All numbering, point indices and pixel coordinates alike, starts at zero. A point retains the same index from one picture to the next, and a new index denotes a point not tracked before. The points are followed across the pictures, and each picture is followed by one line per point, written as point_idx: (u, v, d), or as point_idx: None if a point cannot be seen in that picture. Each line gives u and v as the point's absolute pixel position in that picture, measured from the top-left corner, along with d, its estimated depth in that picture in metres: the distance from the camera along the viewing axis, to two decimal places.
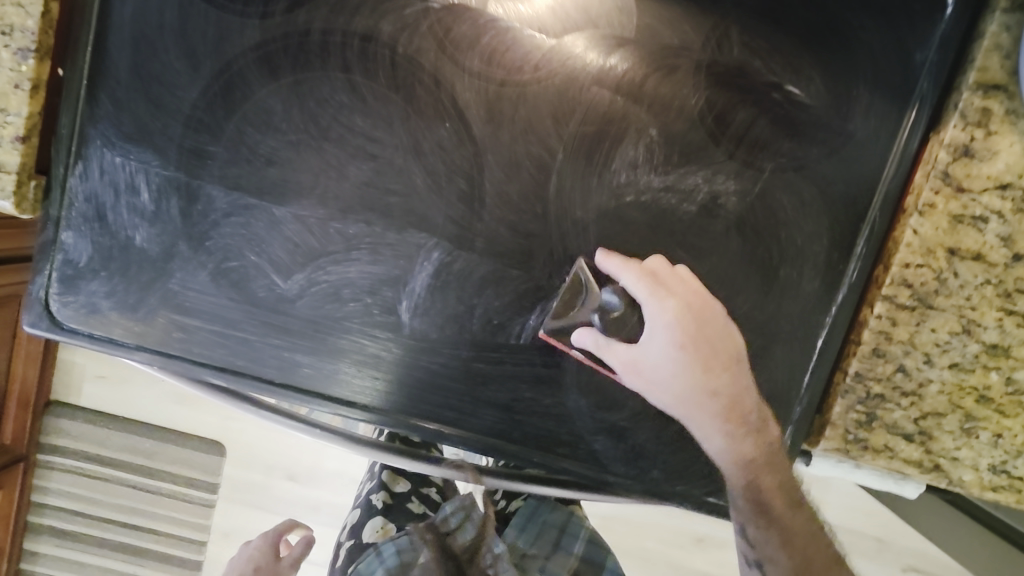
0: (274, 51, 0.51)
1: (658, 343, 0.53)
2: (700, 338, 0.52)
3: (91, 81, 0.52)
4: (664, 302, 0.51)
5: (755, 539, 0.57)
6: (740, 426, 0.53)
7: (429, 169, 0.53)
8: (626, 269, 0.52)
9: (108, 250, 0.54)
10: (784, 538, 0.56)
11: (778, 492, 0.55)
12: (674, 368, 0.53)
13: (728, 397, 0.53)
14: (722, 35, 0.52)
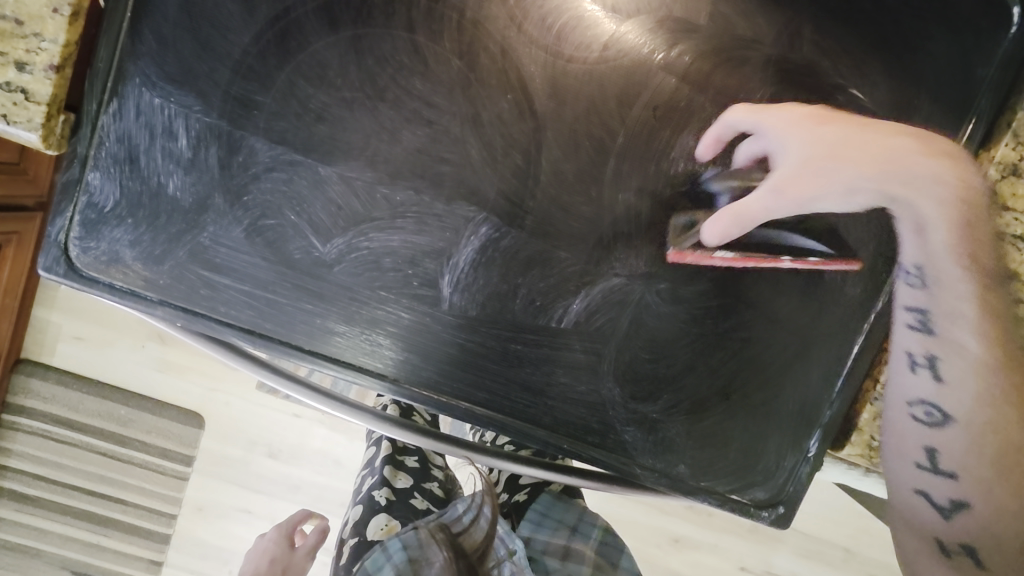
0: (337, 3, 0.49)
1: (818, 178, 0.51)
2: (919, 190, 0.50)
3: (135, 15, 0.48)
4: (821, 157, 0.51)
5: (959, 444, 0.48)
6: (926, 205, 0.50)
7: (486, 141, 0.52)
8: (802, 145, 0.51)
9: (136, 196, 0.51)
10: (998, 453, 0.47)
11: (1014, 411, 0.46)
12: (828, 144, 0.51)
13: (971, 227, 0.49)
14: (793, 32, 0.52)
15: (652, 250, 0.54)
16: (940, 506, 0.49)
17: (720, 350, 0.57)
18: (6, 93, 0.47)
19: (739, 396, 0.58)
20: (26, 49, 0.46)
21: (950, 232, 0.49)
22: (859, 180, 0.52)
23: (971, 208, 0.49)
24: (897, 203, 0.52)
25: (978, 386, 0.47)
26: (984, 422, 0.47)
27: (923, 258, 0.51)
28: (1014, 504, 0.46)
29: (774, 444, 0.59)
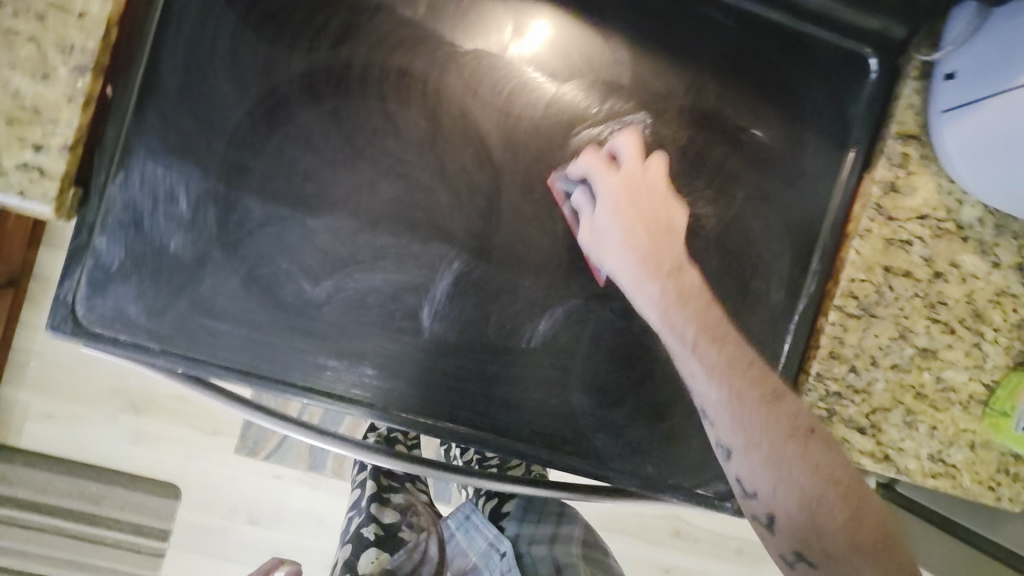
0: (318, 80, 0.58)
1: (624, 226, 0.58)
2: (669, 246, 0.58)
3: (141, 99, 0.56)
4: (620, 195, 0.58)
5: (748, 470, 0.55)
6: (644, 239, 0.58)
7: (453, 189, 0.60)
8: (613, 180, 0.59)
9: (140, 256, 0.57)
10: (773, 462, 0.53)
11: (764, 436, 0.53)
12: (614, 192, 0.59)
13: (680, 295, 0.57)
14: (700, 86, 0.63)
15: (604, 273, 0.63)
16: (762, 519, 0.55)
17: (673, 357, 0.65)
18: (23, 172, 0.53)
19: (694, 396, 0.65)
20: (43, 133, 0.53)
21: (676, 304, 0.56)
22: (634, 244, 0.58)
23: (683, 267, 0.58)
24: (666, 255, 0.58)
25: (735, 426, 0.54)
26: (751, 445, 0.54)
27: (667, 330, 0.56)
28: (800, 501, 0.52)
29: None
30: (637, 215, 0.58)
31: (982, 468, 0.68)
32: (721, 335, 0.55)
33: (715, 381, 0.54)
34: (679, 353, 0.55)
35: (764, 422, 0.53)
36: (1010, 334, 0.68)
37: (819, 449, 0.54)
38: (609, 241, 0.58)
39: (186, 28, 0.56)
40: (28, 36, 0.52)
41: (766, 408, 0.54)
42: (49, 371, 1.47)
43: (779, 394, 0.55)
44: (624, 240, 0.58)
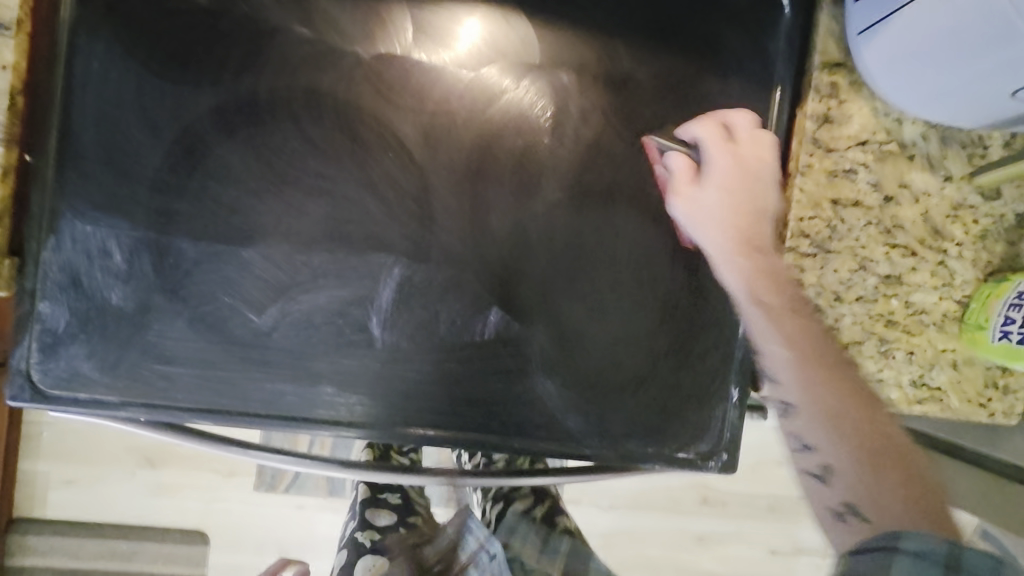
0: (228, 112, 0.58)
1: (813, 378, 0.56)
2: (844, 379, 0.57)
3: (58, 162, 0.56)
4: (762, 269, 0.59)
5: (851, 489, 0.54)
6: (814, 380, 0.56)
7: (381, 197, 0.60)
8: (783, 317, 0.58)
9: (84, 314, 0.57)
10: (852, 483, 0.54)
11: (903, 509, 0.51)
12: (779, 339, 0.58)
13: (830, 412, 0.56)
14: (612, 51, 0.62)
15: (547, 254, 0.62)
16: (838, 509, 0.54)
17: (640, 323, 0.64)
18: None
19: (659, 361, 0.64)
20: None
21: (832, 418, 0.55)
22: (814, 393, 0.56)
23: (838, 367, 0.58)
24: (777, 388, 0.58)
25: (861, 483, 0.53)
26: (843, 467, 0.55)
27: (808, 402, 0.56)
28: (875, 505, 0.52)
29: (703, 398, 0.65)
30: (784, 355, 0.58)
31: (969, 386, 0.67)
32: (881, 454, 0.54)
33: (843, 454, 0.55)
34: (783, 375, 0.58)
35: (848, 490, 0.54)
36: (975, 247, 0.66)
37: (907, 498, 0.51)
38: (786, 357, 0.58)
39: (91, 83, 0.56)
40: None
41: (861, 410, 0.55)
42: (64, 439, 1.55)
43: (902, 453, 0.54)
44: (805, 365, 0.57)
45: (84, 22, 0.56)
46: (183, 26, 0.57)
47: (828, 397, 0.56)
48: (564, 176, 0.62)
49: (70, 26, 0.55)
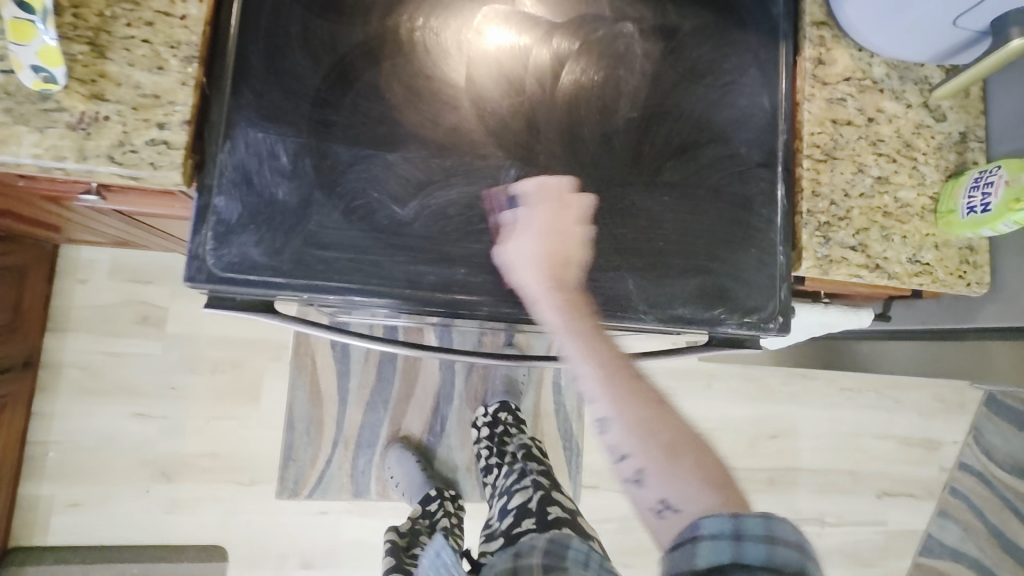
0: (374, 46, 0.71)
1: (535, 264, 0.71)
2: (575, 303, 0.71)
3: (235, 82, 0.67)
4: (556, 222, 0.73)
5: (633, 443, 0.65)
6: (591, 360, 0.68)
7: (496, 114, 0.74)
8: (538, 211, 0.73)
9: (255, 207, 0.66)
10: (703, 483, 0.63)
11: (703, 488, 0.63)
12: (537, 234, 0.72)
13: (604, 366, 0.68)
14: (663, 8, 0.80)
15: (628, 160, 0.77)
16: (655, 505, 0.64)
17: (706, 213, 0.79)
18: (152, 147, 0.63)
19: (721, 245, 0.79)
20: (164, 113, 0.63)
21: (570, 326, 0.69)
22: (557, 319, 0.69)
23: (607, 342, 0.70)
24: (564, 336, 0.69)
25: (670, 474, 0.63)
26: (638, 446, 0.65)
27: (591, 375, 0.67)
28: (698, 488, 0.63)
29: (761, 271, 0.79)
30: (544, 232, 0.72)
31: (949, 261, 0.86)
32: (651, 398, 0.67)
33: (622, 429, 0.66)
34: (619, 411, 0.66)
35: (706, 485, 0.63)
36: (936, 155, 0.87)
37: (728, 487, 0.63)
38: (528, 258, 0.71)
39: (263, 21, 0.69)
40: (141, 40, 0.64)
41: (650, 412, 0.66)
42: (70, 458, 1.49)
43: (681, 448, 0.65)
44: (574, 327, 0.69)
45: None
46: None
47: (599, 354, 0.68)
48: (635, 100, 0.78)
49: None
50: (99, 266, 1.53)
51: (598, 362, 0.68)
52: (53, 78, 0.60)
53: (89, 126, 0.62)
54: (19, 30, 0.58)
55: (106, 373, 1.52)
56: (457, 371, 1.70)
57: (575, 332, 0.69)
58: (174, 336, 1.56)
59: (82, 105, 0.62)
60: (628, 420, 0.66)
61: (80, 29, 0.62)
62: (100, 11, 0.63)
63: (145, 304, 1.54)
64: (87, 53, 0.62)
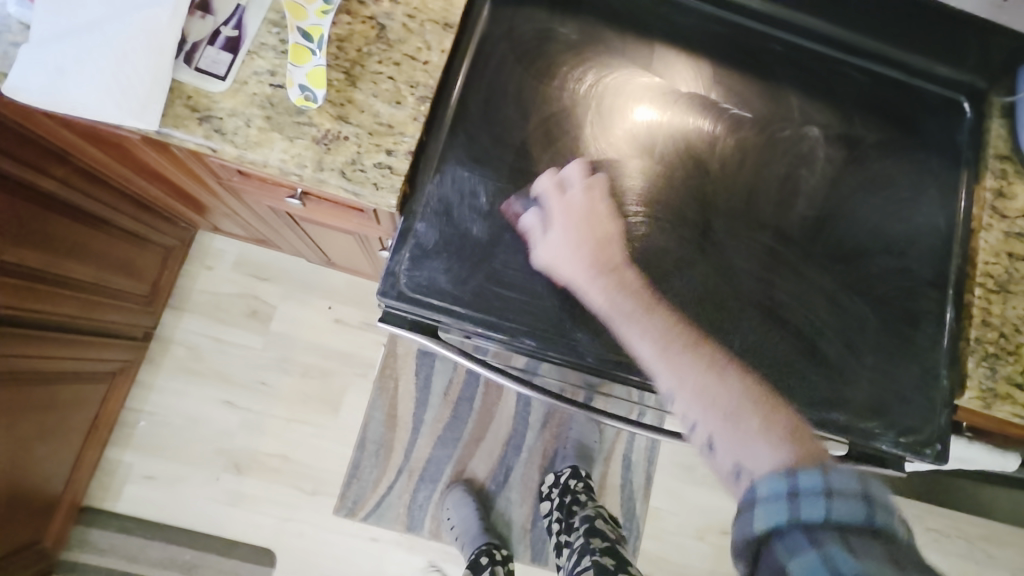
0: (578, 112, 0.77)
1: (576, 238, 0.70)
2: (610, 252, 0.71)
3: (454, 123, 0.74)
4: (580, 206, 0.72)
5: (681, 399, 0.61)
6: (631, 301, 0.67)
7: (679, 189, 0.77)
8: (558, 202, 0.72)
9: (449, 237, 0.71)
10: (710, 404, 0.59)
11: (733, 398, 0.60)
12: (565, 239, 0.71)
13: (664, 335, 0.64)
14: (850, 117, 0.82)
15: (798, 257, 0.78)
16: (704, 448, 0.59)
17: (871, 321, 0.78)
18: (378, 169, 0.69)
19: (882, 357, 0.78)
20: (394, 141, 0.69)
21: (614, 286, 0.69)
22: (614, 300, 0.68)
23: (621, 267, 0.70)
24: (614, 306, 0.68)
25: (676, 379, 0.61)
26: (684, 386, 0.61)
27: (616, 318, 0.67)
28: (727, 419, 0.59)
29: (920, 391, 0.78)
30: (577, 223, 0.71)
31: None
32: (684, 340, 0.64)
33: (660, 363, 0.63)
34: (631, 334, 0.66)
35: (779, 443, 0.57)
36: None
37: (755, 420, 0.58)
38: (569, 253, 0.70)
39: (486, 75, 0.76)
40: (387, 75, 0.71)
41: (712, 376, 0.61)
42: (156, 431, 1.55)
43: (717, 363, 0.63)
44: (626, 313, 0.67)
45: (492, 35, 0.77)
46: (557, 49, 0.79)
47: (654, 330, 0.65)
48: (812, 198, 0.80)
49: (481, 37, 0.77)
50: (226, 257, 1.64)
51: (666, 349, 0.63)
52: (313, 97, 0.68)
53: (330, 142, 0.68)
54: (298, 54, 0.68)
55: (209, 358, 1.60)
56: (530, 425, 1.69)
57: (631, 329, 0.66)
58: (276, 335, 1.63)
59: (328, 123, 0.68)
60: (642, 334, 0.65)
61: (340, 60, 0.70)
62: (359, 47, 0.71)
63: (257, 299, 1.63)
64: (341, 80, 0.70)
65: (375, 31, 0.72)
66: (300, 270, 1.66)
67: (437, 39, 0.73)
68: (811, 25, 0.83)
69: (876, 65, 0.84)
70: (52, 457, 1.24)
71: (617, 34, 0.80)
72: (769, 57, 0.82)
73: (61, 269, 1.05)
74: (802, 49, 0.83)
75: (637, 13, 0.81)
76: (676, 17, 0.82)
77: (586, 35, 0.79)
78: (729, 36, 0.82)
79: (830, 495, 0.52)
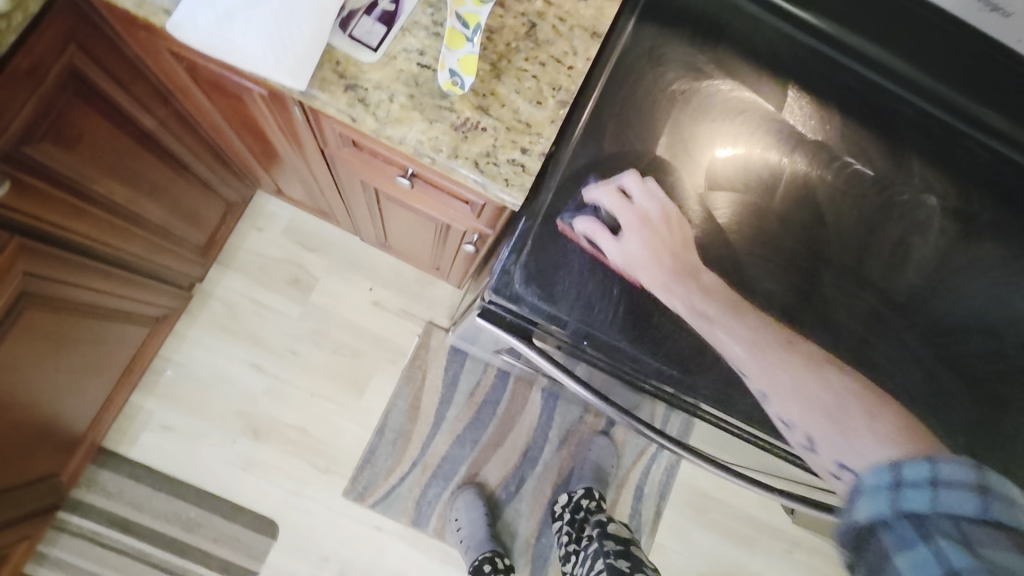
0: (707, 142, 0.77)
1: (789, 373, 0.65)
2: (816, 372, 0.66)
3: (585, 133, 0.74)
4: (743, 330, 0.69)
5: (787, 408, 0.63)
6: (776, 364, 0.65)
7: (793, 235, 0.77)
8: (630, 213, 0.71)
9: (566, 246, 0.72)
10: (807, 398, 0.63)
11: (856, 419, 0.61)
12: (787, 376, 0.65)
13: (778, 356, 0.66)
14: (968, 193, 0.82)
15: (897, 322, 0.78)
16: (803, 442, 0.62)
17: (965, 400, 0.77)
18: (511, 166, 0.68)
19: (968, 437, 0.77)
20: (530, 141, 0.69)
21: (760, 349, 0.67)
22: (782, 386, 0.64)
23: (825, 367, 0.68)
24: (772, 390, 0.64)
25: (796, 406, 0.62)
26: (800, 399, 0.63)
27: (755, 368, 0.66)
28: (829, 412, 0.62)
29: (1004, 476, 0.76)
30: (655, 252, 0.71)
31: None
32: (812, 364, 0.67)
33: (793, 402, 0.63)
34: (717, 338, 0.68)
35: (885, 440, 0.59)
36: None
37: (868, 403, 0.64)
38: (787, 384, 0.64)
39: (622, 90, 0.76)
40: (531, 74, 0.70)
41: (822, 386, 0.64)
42: (181, 383, 1.53)
43: (823, 366, 0.68)
44: (758, 350, 0.67)
45: (632, 52, 0.77)
46: (693, 76, 0.78)
47: (820, 390, 0.64)
48: (920, 267, 0.79)
49: (621, 52, 0.77)
50: (278, 221, 1.63)
51: (833, 398, 0.63)
52: (460, 83, 0.66)
53: (467, 131, 0.67)
54: (453, 39, 0.67)
55: (244, 319, 1.58)
56: (549, 439, 1.67)
57: (773, 372, 0.65)
58: (314, 306, 1.62)
59: (469, 111, 0.68)
60: (727, 333, 0.68)
61: (488, 52, 0.70)
62: (508, 41, 0.71)
63: (302, 268, 1.62)
64: (486, 72, 0.69)
65: (525, 29, 0.71)
66: (350, 246, 1.65)
67: (584, 47, 0.72)
68: (943, 95, 0.83)
69: (1002, 146, 0.83)
70: (84, 394, 1.22)
71: (752, 71, 0.80)
72: (897, 118, 0.82)
73: (135, 208, 1.03)
74: (931, 117, 0.83)
75: (774, 53, 0.81)
76: (813, 63, 0.82)
77: (722, 67, 0.79)
78: (859, 91, 0.82)
79: (938, 486, 0.52)
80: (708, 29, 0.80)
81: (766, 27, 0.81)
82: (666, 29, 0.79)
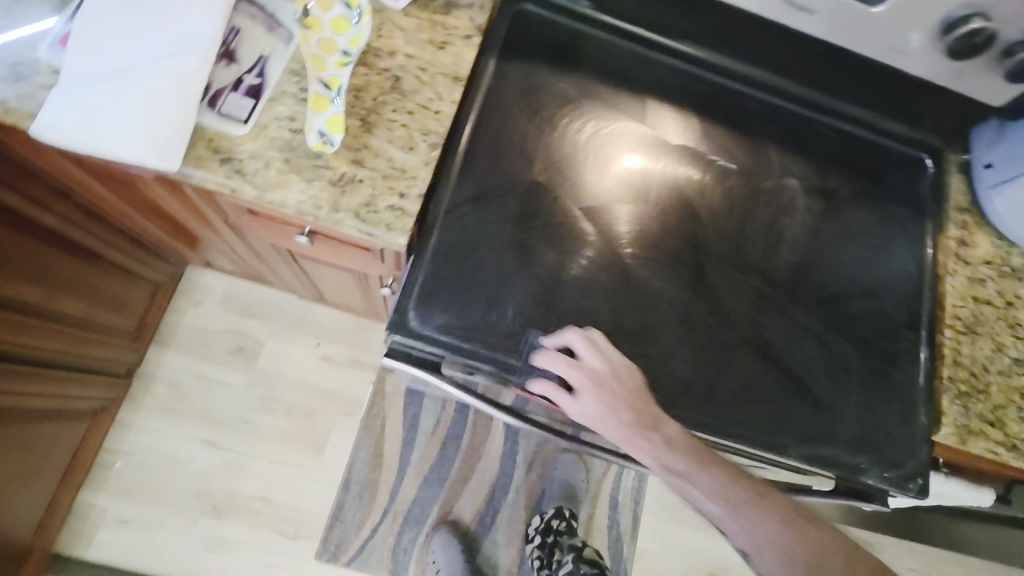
0: (579, 161, 0.82)
1: (619, 434, 0.67)
2: (645, 406, 0.68)
3: (462, 169, 0.78)
4: (657, 444, 0.67)
5: (738, 528, 0.65)
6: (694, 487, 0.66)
7: (673, 233, 0.82)
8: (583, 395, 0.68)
9: (457, 277, 0.74)
10: (789, 560, 0.63)
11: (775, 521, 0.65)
12: (714, 480, 0.66)
13: (666, 441, 0.68)
14: (823, 171, 0.90)
15: (784, 298, 0.83)
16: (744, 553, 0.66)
17: (854, 360, 0.83)
18: (391, 211, 0.72)
19: (863, 393, 0.82)
20: (407, 184, 0.73)
21: (690, 473, 0.67)
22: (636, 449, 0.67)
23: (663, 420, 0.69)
24: (679, 484, 0.67)
25: (738, 521, 0.65)
26: (733, 508, 0.65)
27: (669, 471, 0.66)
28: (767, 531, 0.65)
29: (897, 423, 0.82)
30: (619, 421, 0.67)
31: None
32: (697, 452, 0.68)
33: (729, 519, 0.65)
34: (691, 495, 0.66)
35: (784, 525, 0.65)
36: None
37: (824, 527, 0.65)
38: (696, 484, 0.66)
39: (493, 124, 0.81)
40: (401, 123, 0.75)
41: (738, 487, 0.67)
42: (133, 473, 1.50)
43: (762, 493, 0.67)
44: (687, 476, 0.67)
45: (497, 88, 0.83)
46: (557, 102, 0.84)
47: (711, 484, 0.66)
48: (795, 244, 0.86)
49: (487, 91, 0.82)
50: (214, 293, 1.63)
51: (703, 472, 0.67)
52: (330, 142, 0.70)
53: (345, 185, 0.71)
54: (318, 102, 0.71)
55: (191, 396, 1.56)
56: (516, 465, 1.68)
57: (697, 484, 0.66)
58: (261, 372, 1.61)
59: (345, 166, 0.72)
60: (653, 456, 0.67)
61: (357, 108, 0.74)
62: (374, 96, 0.75)
63: (245, 336, 1.62)
64: (357, 127, 0.74)
65: (389, 82, 0.76)
66: (289, 307, 1.66)
67: (448, 91, 0.78)
68: (785, 86, 0.91)
69: (844, 124, 0.93)
70: (23, 501, 1.19)
71: (612, 90, 0.87)
72: (749, 113, 0.90)
73: (54, 304, 1.04)
74: (778, 109, 0.91)
75: (629, 71, 0.88)
76: (666, 74, 0.89)
77: (583, 90, 0.86)
78: (712, 94, 0.90)
79: None
80: (565, 58, 0.86)
81: (619, 49, 0.89)
82: (527, 64, 0.85)
